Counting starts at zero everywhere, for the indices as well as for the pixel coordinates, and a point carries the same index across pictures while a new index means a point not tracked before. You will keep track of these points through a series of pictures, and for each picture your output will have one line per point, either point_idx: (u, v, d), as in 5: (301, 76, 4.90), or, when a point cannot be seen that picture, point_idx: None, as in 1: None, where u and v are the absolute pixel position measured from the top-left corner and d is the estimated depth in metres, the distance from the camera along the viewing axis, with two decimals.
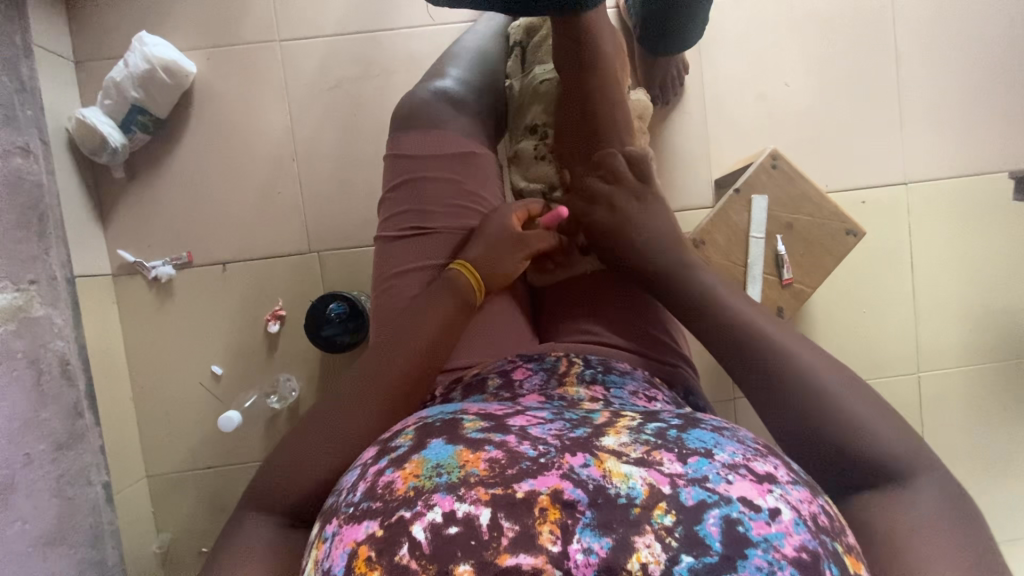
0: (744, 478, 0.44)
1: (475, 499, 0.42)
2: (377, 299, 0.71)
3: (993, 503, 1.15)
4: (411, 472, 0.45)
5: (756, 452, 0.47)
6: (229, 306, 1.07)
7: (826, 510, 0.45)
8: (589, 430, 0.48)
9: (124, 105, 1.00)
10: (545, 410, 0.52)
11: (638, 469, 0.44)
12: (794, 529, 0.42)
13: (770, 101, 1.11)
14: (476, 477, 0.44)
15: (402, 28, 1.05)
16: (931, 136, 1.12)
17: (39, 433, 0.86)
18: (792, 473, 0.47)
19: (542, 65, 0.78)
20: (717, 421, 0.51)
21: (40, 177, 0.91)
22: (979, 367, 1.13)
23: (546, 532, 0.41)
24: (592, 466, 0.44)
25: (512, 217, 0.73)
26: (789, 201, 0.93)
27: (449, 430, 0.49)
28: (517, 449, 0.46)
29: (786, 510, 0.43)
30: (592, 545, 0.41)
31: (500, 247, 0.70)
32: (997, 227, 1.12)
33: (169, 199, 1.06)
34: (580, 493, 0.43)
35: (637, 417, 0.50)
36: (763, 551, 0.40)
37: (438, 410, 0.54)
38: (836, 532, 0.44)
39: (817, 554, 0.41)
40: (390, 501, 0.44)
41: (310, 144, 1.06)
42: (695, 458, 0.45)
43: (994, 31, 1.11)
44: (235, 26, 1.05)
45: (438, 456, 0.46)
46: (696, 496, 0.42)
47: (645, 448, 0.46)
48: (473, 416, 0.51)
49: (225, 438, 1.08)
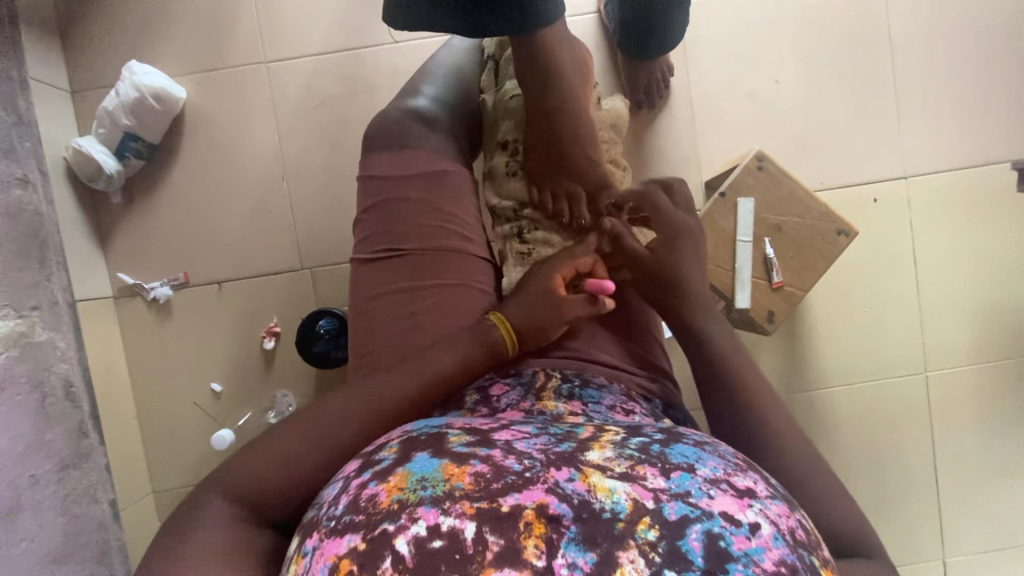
0: (726, 493, 0.44)
1: (460, 512, 0.42)
2: (355, 322, 0.72)
3: (1009, 505, 1.11)
4: (396, 485, 0.45)
5: (736, 466, 0.47)
6: (226, 324, 1.09)
7: (803, 524, 0.45)
8: (575, 444, 0.48)
9: (118, 133, 1.03)
10: (530, 424, 0.53)
11: (622, 484, 0.44)
12: (773, 543, 0.41)
13: (759, 100, 1.09)
14: (461, 491, 0.44)
15: (385, 44, 1.06)
16: (929, 128, 1.08)
17: (43, 455, 0.90)
18: (771, 489, 0.47)
19: (510, 80, 0.80)
20: (699, 435, 0.52)
21: (39, 207, 0.95)
22: (989, 366, 1.10)
23: (530, 546, 0.41)
24: (577, 481, 0.44)
25: (558, 275, 0.71)
26: (777, 204, 0.91)
27: (435, 444, 0.49)
28: (501, 463, 0.46)
29: (766, 524, 0.42)
30: (577, 560, 0.40)
31: (541, 310, 0.67)
32: (1002, 220, 1.08)
33: (164, 222, 1.09)
34: (565, 507, 0.43)
35: (621, 432, 0.51)
36: (744, 566, 0.39)
37: (424, 424, 0.54)
38: (812, 546, 0.44)
39: (796, 568, 0.40)
40: (374, 514, 0.44)
41: (299, 163, 1.08)
42: (678, 473, 0.45)
43: (994, 17, 1.07)
44: (223, 50, 1.07)
45: (423, 469, 0.46)
46: (679, 510, 0.42)
47: (630, 463, 0.46)
48: (458, 430, 0.51)
49: (226, 454, 1.11)
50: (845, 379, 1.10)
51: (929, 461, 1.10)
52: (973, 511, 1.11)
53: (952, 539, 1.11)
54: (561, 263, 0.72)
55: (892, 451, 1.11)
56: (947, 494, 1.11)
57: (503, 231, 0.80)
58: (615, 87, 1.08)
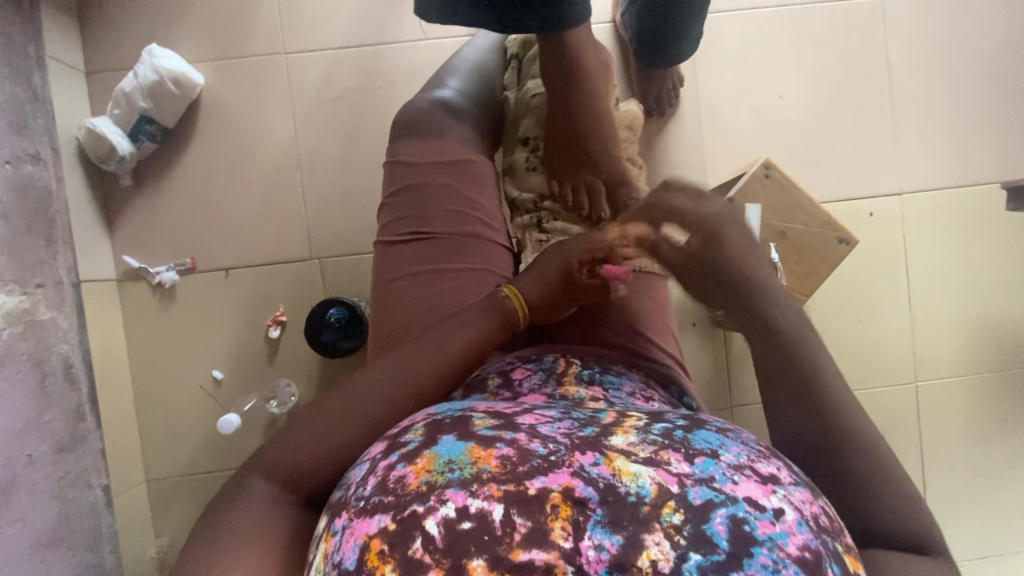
0: (749, 479, 0.43)
1: (488, 495, 0.41)
2: (377, 301, 0.73)
3: (993, 512, 1.14)
4: (423, 467, 0.44)
5: (759, 453, 0.46)
6: (232, 310, 1.09)
7: (826, 510, 0.44)
8: (598, 429, 0.46)
9: (133, 115, 1.03)
10: (552, 409, 0.51)
11: (647, 468, 0.42)
12: (797, 528, 0.40)
13: (764, 113, 1.13)
14: (488, 474, 0.42)
15: (405, 41, 1.08)
16: (924, 148, 1.13)
17: (40, 435, 0.88)
18: (794, 474, 0.45)
19: (533, 79, 0.83)
20: (721, 422, 0.50)
21: (48, 183, 0.95)
22: (976, 377, 1.14)
23: (558, 528, 0.40)
24: (602, 465, 0.42)
25: (574, 257, 0.71)
26: (783, 211, 0.95)
27: (460, 427, 0.47)
28: (527, 446, 0.44)
29: (790, 509, 0.41)
30: (603, 542, 0.39)
31: (555, 294, 0.69)
32: (991, 237, 1.13)
33: (174, 206, 1.08)
34: (591, 491, 0.41)
35: (644, 417, 0.49)
36: (768, 550, 0.39)
37: (447, 407, 0.52)
38: (835, 532, 0.43)
39: (819, 554, 0.40)
40: (403, 496, 0.42)
41: (313, 153, 1.09)
42: (702, 459, 0.43)
43: (985, 46, 1.13)
44: (243, 38, 1.08)
45: (450, 452, 0.44)
46: (704, 495, 0.41)
47: (653, 448, 0.44)
48: (481, 414, 0.49)
49: (224, 442, 1.09)
50: None
51: (918, 466, 1.14)
52: (959, 518, 1.14)
53: None
54: (581, 244, 0.71)
55: None
56: (935, 500, 1.14)
57: (523, 222, 0.81)
58: (628, 94, 1.11)
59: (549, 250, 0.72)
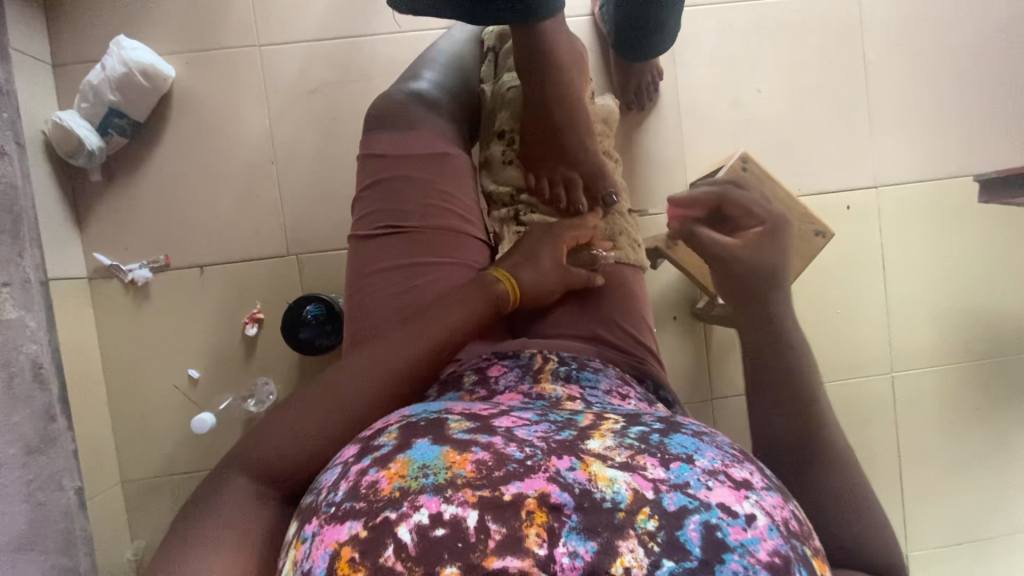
0: (722, 484, 0.42)
1: (462, 501, 0.40)
2: (352, 298, 0.71)
3: (966, 500, 1.16)
4: (396, 472, 0.43)
5: (732, 458, 0.45)
6: (208, 309, 1.07)
7: (795, 515, 0.44)
8: (574, 432, 0.46)
9: (102, 108, 1.01)
10: (529, 411, 0.50)
11: (622, 474, 0.42)
12: (767, 534, 0.40)
13: (742, 106, 1.13)
14: (463, 479, 0.42)
15: (381, 33, 1.07)
16: (899, 141, 1.15)
17: (8, 438, 0.85)
18: (765, 479, 0.45)
19: (508, 72, 0.82)
20: (696, 426, 0.49)
21: (13, 179, 0.91)
22: (950, 368, 1.16)
23: (532, 535, 0.39)
24: (578, 470, 0.42)
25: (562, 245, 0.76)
26: (760, 204, 0.96)
27: (435, 430, 0.46)
28: (503, 450, 0.44)
29: (761, 516, 0.41)
30: (578, 549, 0.39)
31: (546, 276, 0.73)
32: (965, 229, 1.14)
33: (147, 202, 1.06)
34: (567, 497, 0.41)
35: (620, 420, 0.48)
36: (740, 556, 0.38)
37: (423, 409, 0.52)
38: (803, 536, 0.43)
39: (788, 558, 0.40)
40: (375, 502, 0.42)
41: (289, 148, 1.07)
42: (677, 464, 0.43)
43: (959, 39, 1.14)
44: (215, 30, 1.05)
45: (424, 456, 0.44)
46: (677, 501, 0.40)
47: (629, 452, 0.44)
48: (457, 416, 0.49)
49: (201, 442, 1.07)
50: (818, 377, 1.15)
51: (894, 456, 1.15)
52: (935, 506, 1.16)
53: (913, 533, 1.16)
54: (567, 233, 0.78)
55: (861, 447, 1.15)
56: (910, 489, 1.16)
57: (501, 216, 0.81)
58: (607, 88, 1.11)
59: (535, 229, 0.77)
